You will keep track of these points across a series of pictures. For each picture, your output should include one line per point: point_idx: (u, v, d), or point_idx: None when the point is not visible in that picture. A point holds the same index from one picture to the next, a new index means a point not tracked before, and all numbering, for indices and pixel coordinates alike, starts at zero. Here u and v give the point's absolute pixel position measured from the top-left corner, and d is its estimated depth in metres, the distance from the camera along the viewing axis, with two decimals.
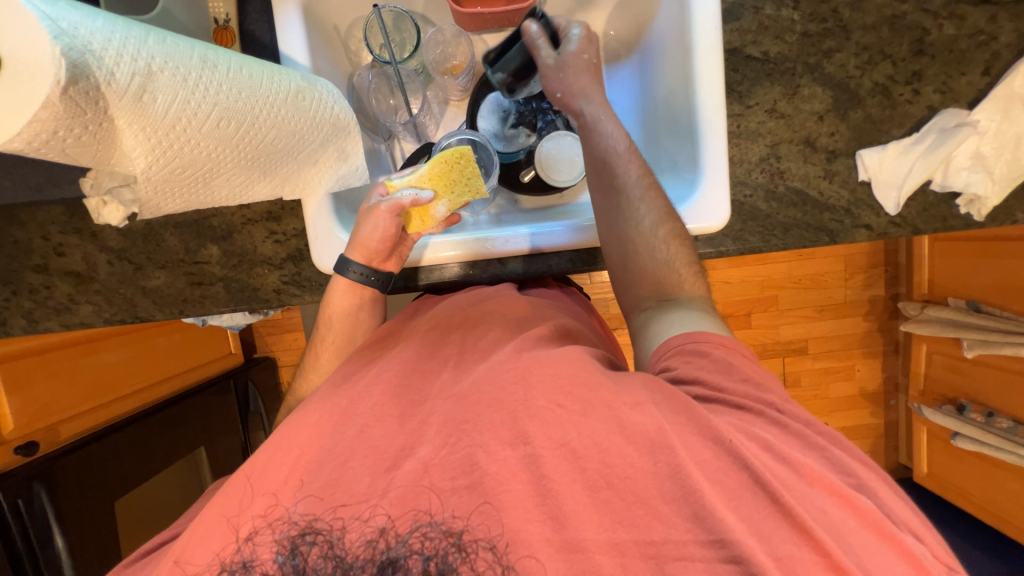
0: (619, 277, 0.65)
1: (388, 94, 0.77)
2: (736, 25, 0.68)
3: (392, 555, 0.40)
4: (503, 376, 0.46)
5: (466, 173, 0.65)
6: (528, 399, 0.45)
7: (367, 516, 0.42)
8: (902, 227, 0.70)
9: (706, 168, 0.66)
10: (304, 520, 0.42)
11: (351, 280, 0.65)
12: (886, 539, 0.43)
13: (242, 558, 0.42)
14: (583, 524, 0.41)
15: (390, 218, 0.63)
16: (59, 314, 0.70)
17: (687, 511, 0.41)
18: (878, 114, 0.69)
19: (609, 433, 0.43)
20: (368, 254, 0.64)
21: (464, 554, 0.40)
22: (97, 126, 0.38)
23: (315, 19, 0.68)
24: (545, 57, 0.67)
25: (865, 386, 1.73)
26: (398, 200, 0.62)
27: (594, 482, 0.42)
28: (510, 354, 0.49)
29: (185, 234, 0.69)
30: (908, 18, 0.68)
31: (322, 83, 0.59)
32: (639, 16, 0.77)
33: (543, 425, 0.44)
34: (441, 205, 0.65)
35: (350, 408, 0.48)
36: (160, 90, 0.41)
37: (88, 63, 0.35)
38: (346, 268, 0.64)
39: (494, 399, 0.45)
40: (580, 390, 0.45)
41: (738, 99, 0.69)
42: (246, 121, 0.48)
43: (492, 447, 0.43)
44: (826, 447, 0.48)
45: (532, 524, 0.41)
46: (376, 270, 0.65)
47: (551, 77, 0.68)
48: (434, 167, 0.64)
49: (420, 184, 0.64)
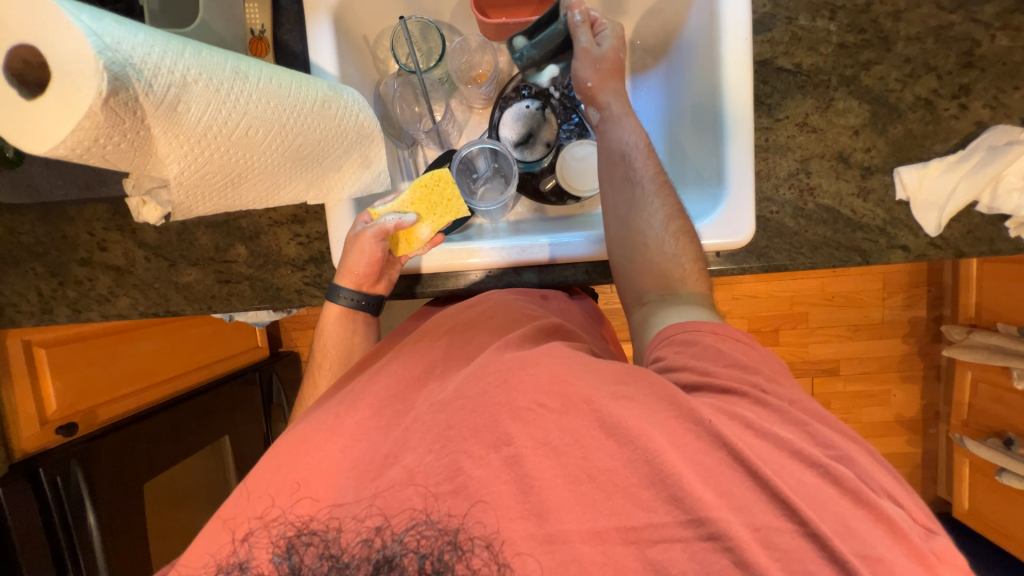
0: (621, 268, 0.63)
1: (413, 102, 0.78)
2: (767, 36, 0.66)
3: (388, 553, 0.39)
4: (484, 384, 0.45)
5: (446, 194, 0.66)
6: (511, 401, 0.44)
7: (364, 515, 0.42)
8: (944, 250, 0.66)
9: (731, 183, 0.64)
10: (302, 521, 0.43)
11: (341, 305, 0.67)
12: (868, 510, 0.41)
13: (238, 560, 0.42)
14: (565, 516, 0.40)
15: (375, 243, 0.63)
16: (100, 304, 0.75)
17: (665, 494, 0.40)
18: (920, 130, 0.65)
19: (590, 430, 0.42)
20: (356, 280, 0.66)
21: (460, 552, 0.39)
22: (135, 134, 0.40)
23: (346, 30, 0.70)
24: (586, 42, 0.68)
25: (902, 413, 1.64)
26: (383, 225, 0.62)
27: (575, 476, 0.41)
28: (492, 356, 0.49)
29: (216, 234, 0.73)
30: (957, 29, 0.64)
31: (348, 92, 0.61)
32: (670, 24, 0.75)
33: (525, 427, 0.43)
34: (426, 227, 0.66)
35: (336, 422, 0.48)
36: (194, 100, 0.43)
37: (128, 76, 0.37)
38: (336, 295, 0.66)
39: (479, 403, 0.44)
40: (562, 388, 0.44)
41: (766, 112, 0.66)
42: (273, 128, 0.50)
43: (477, 452, 0.42)
44: (810, 424, 0.46)
45: (516, 522, 0.40)
46: (366, 295, 0.67)
47: (586, 62, 0.68)
48: (416, 192, 0.65)
49: (402, 209, 0.65)
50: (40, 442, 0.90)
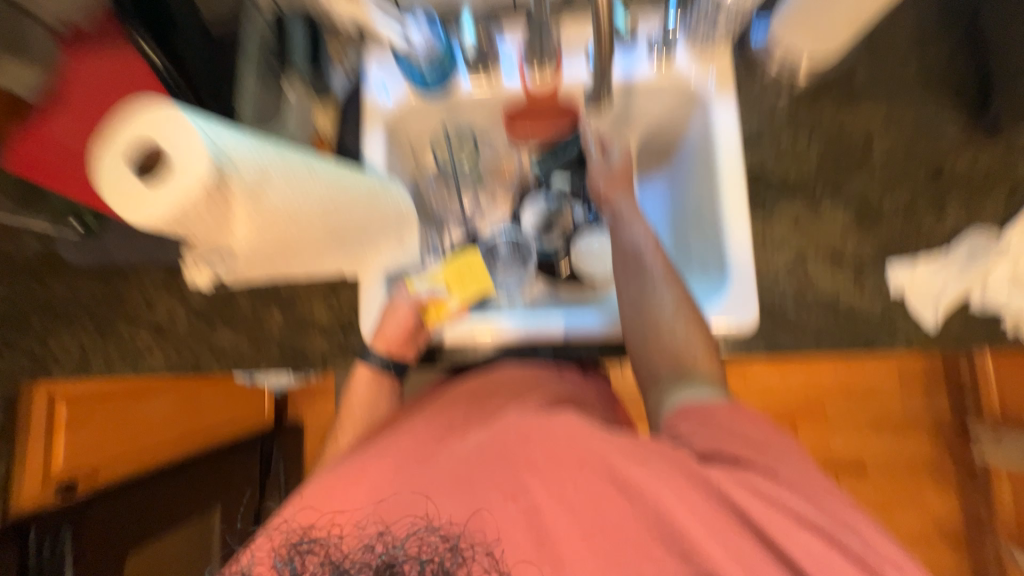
0: (638, 351, 0.66)
1: (447, 194, 0.90)
2: (757, 150, 0.76)
3: (389, 558, 0.46)
4: (506, 443, 0.48)
5: (476, 273, 0.72)
6: (530, 457, 0.47)
7: (365, 524, 0.48)
8: (945, 343, 0.68)
9: (732, 275, 0.70)
10: (302, 530, 0.48)
11: (371, 366, 0.69)
12: None
13: (242, 565, 0.48)
14: (571, 554, 0.44)
15: (409, 312, 0.68)
16: (135, 361, 0.79)
17: (675, 548, 0.43)
18: (904, 233, 0.71)
19: (603, 488, 0.45)
20: (387, 344, 0.69)
21: (460, 558, 0.46)
22: (219, 212, 0.49)
23: (396, 137, 0.84)
24: (597, 160, 0.78)
25: (944, 525, 1.50)
26: (416, 296, 0.69)
27: (585, 525, 0.45)
28: (508, 419, 0.50)
29: (255, 299, 0.79)
30: (922, 149, 0.73)
31: (396, 185, 0.71)
32: (671, 138, 0.87)
33: (541, 480, 0.46)
34: (454, 301, 0.71)
35: (361, 471, 0.51)
36: (272, 189, 0.52)
37: (227, 170, 0.46)
38: (369, 355, 0.70)
39: (499, 456, 0.48)
40: (580, 450, 0.46)
41: (761, 212, 0.74)
42: (329, 213, 0.59)
43: (496, 499, 0.47)
44: None
45: (526, 553, 0.46)
46: (394, 360, 0.69)
47: (597, 177, 0.77)
48: (448, 268, 0.72)
49: (435, 282, 0.71)
50: (36, 501, 0.91)
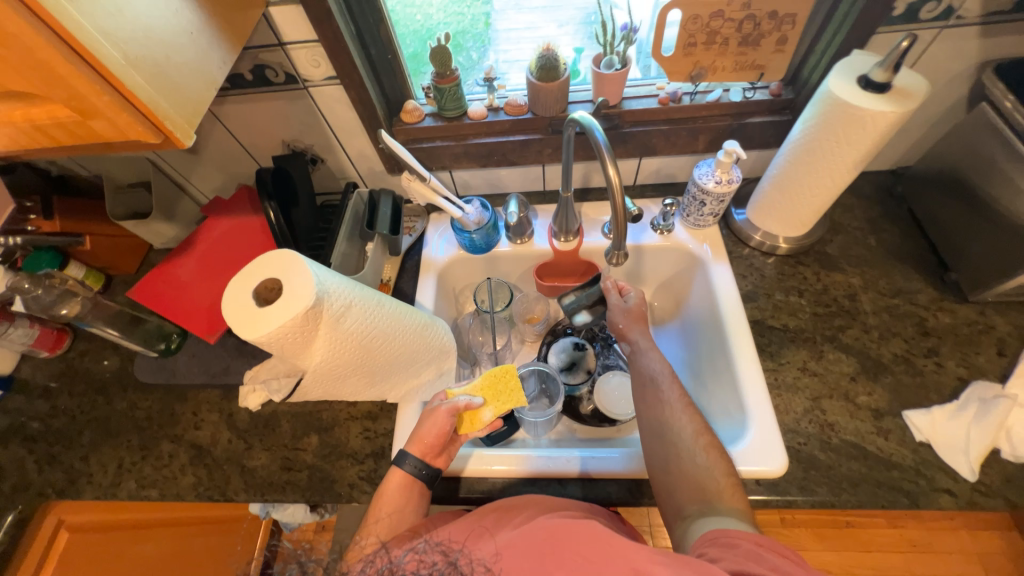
0: (660, 479, 0.65)
1: (480, 332, 1.00)
2: (755, 304, 0.88)
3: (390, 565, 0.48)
4: (537, 545, 0.52)
5: (510, 385, 0.75)
6: (558, 557, 0.50)
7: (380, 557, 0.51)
8: (992, 497, 0.66)
9: (753, 418, 0.73)
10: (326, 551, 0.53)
11: (405, 472, 0.67)
12: None
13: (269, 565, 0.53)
14: None
15: (448, 417, 0.70)
16: (165, 481, 0.80)
17: None
18: (910, 380, 0.76)
19: None
20: (422, 448, 0.69)
21: None
22: (308, 334, 0.59)
23: (444, 286, 1.00)
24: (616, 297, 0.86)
25: None
26: (455, 402, 0.71)
27: None
28: (541, 522, 0.55)
29: (297, 423, 0.83)
30: (903, 308, 0.84)
31: (442, 322, 0.83)
32: (677, 292, 1.00)
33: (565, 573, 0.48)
34: (488, 411, 0.73)
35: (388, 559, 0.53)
36: (352, 319, 0.63)
37: (325, 301, 0.58)
38: (403, 459, 0.67)
39: (531, 555, 0.51)
40: (603, 545, 0.50)
41: (769, 356, 0.82)
42: (388, 341, 0.69)
43: None
44: None
45: None
46: (428, 464, 0.68)
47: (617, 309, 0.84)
48: (485, 379, 0.76)
49: (472, 392, 0.75)
50: None
